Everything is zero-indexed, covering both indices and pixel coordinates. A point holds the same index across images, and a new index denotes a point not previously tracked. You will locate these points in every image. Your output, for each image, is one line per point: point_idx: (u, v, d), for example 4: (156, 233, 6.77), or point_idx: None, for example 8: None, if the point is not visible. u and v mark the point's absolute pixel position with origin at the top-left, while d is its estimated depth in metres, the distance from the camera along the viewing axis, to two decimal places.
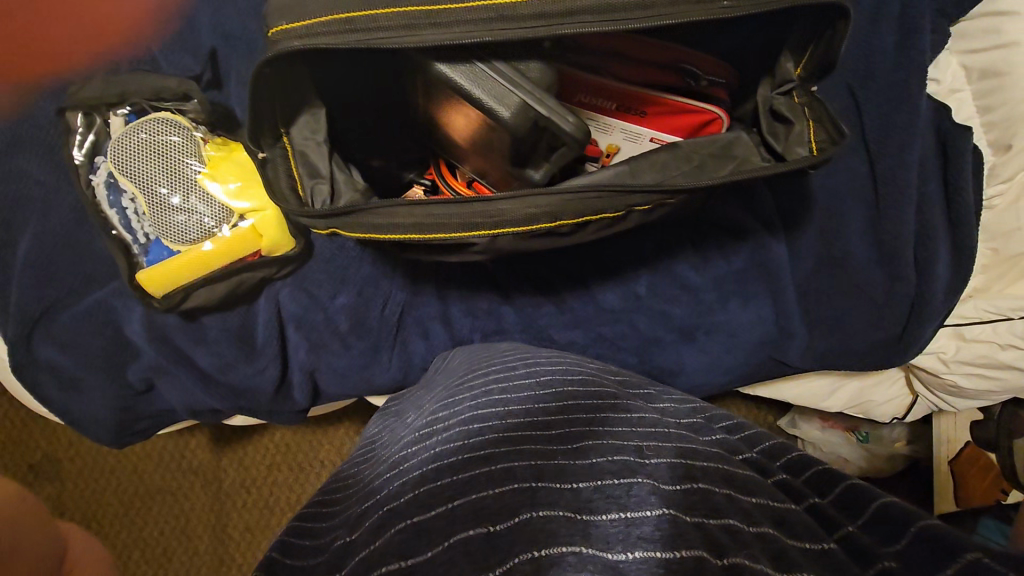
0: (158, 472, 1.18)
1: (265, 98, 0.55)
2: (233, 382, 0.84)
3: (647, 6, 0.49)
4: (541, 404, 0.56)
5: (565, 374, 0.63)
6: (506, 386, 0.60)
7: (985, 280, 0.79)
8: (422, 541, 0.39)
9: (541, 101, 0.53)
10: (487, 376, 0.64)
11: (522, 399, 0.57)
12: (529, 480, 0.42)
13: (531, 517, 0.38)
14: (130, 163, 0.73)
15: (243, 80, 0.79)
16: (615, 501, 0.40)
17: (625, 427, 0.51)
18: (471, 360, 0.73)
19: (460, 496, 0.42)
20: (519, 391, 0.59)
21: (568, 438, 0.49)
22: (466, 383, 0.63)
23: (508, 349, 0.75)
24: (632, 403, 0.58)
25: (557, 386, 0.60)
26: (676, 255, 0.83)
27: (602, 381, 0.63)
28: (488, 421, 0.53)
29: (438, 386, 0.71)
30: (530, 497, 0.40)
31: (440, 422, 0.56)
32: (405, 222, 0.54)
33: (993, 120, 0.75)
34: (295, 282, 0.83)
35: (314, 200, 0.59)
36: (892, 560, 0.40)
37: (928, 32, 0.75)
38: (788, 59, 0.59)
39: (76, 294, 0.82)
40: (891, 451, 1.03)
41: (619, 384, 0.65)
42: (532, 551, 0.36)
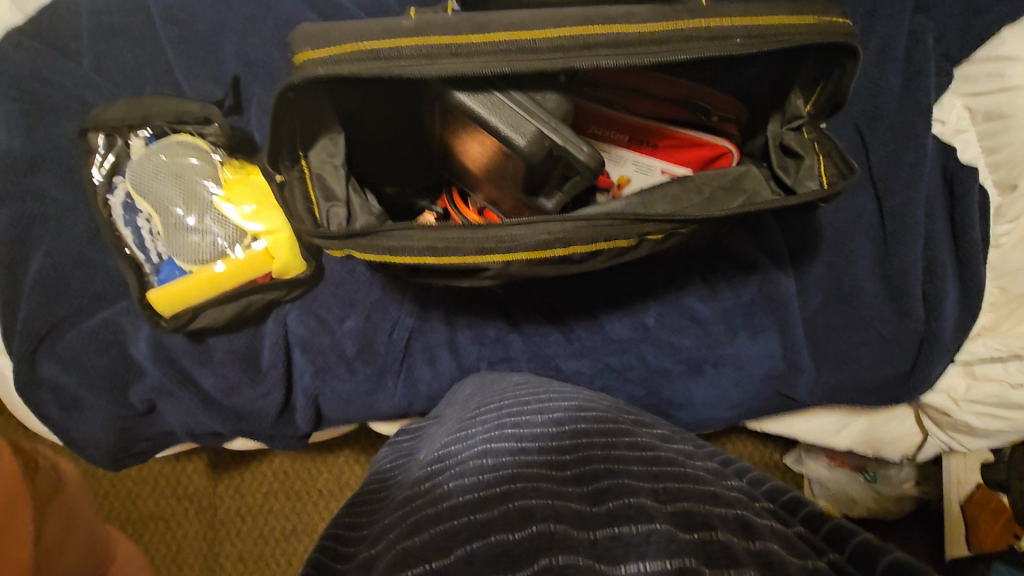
0: (153, 496, 1.15)
1: (284, 124, 0.56)
2: (236, 405, 0.84)
3: (663, 42, 0.50)
4: (556, 440, 0.55)
5: (578, 407, 0.63)
6: (519, 418, 0.60)
7: (993, 319, 0.79)
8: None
9: (556, 130, 0.54)
10: (500, 407, 0.63)
11: (537, 432, 0.56)
12: (547, 522, 0.42)
13: (549, 564, 0.38)
14: (149, 185, 0.75)
15: (264, 107, 0.81)
16: (633, 551, 0.40)
17: (641, 468, 0.50)
18: (486, 388, 0.72)
19: (478, 538, 0.41)
20: (534, 422, 0.58)
21: (585, 477, 0.49)
22: (478, 415, 0.63)
23: (520, 380, 0.74)
24: (647, 440, 0.57)
25: (571, 418, 0.59)
26: (684, 286, 0.83)
27: (616, 415, 0.63)
28: (503, 455, 0.52)
29: (449, 416, 0.70)
30: (549, 541, 0.40)
31: (453, 456, 0.55)
32: (418, 246, 0.55)
33: (998, 160, 0.76)
34: (304, 305, 0.83)
35: (329, 224, 0.60)
36: None
37: (931, 75, 0.76)
38: (798, 96, 0.61)
39: (84, 311, 0.82)
40: (900, 492, 1.01)
41: (633, 419, 0.64)
42: None
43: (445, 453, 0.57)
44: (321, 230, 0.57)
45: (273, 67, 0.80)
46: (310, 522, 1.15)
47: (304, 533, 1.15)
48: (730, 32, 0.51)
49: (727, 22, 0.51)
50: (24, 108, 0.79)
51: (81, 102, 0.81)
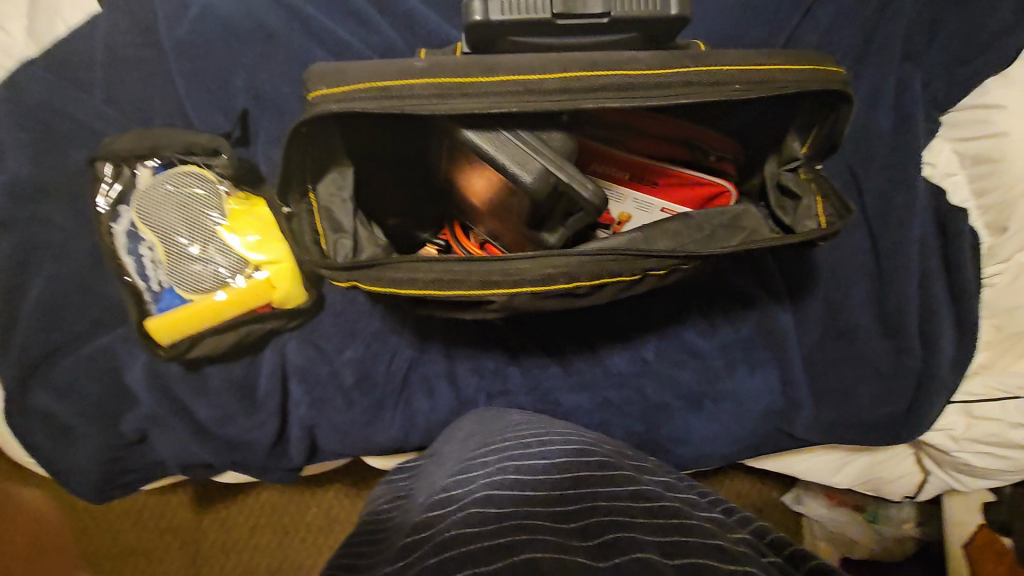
0: (135, 530, 1.12)
1: (295, 158, 0.57)
2: (229, 435, 0.82)
3: (665, 86, 0.53)
4: (558, 488, 0.55)
5: (579, 451, 0.62)
6: (520, 463, 0.58)
7: (989, 357, 0.79)
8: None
9: (561, 168, 0.55)
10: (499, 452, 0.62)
11: (539, 480, 0.56)
12: None
13: None
14: (154, 214, 0.75)
15: (271, 140, 0.83)
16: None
17: (645, 520, 0.50)
18: (487, 428, 0.72)
19: None
20: (536, 469, 0.57)
21: (588, 529, 0.48)
22: (478, 457, 0.62)
23: (520, 419, 0.73)
24: (649, 487, 0.56)
25: (573, 464, 0.59)
26: (683, 320, 0.84)
27: (617, 461, 0.62)
28: (505, 505, 0.51)
29: (448, 458, 0.68)
30: None
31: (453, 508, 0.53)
32: (426, 279, 0.55)
33: (988, 203, 0.78)
34: (303, 334, 0.83)
35: (337, 255, 0.61)
36: None
37: (921, 120, 0.79)
38: (794, 139, 0.63)
39: (81, 338, 0.81)
40: (901, 533, 1.01)
41: (635, 464, 0.64)
42: None
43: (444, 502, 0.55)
44: (329, 261, 0.58)
45: (282, 101, 0.82)
46: (298, 559, 1.12)
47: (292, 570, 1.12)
48: (730, 78, 0.53)
49: (727, 68, 0.53)
50: (33, 136, 0.81)
51: (91, 131, 0.82)
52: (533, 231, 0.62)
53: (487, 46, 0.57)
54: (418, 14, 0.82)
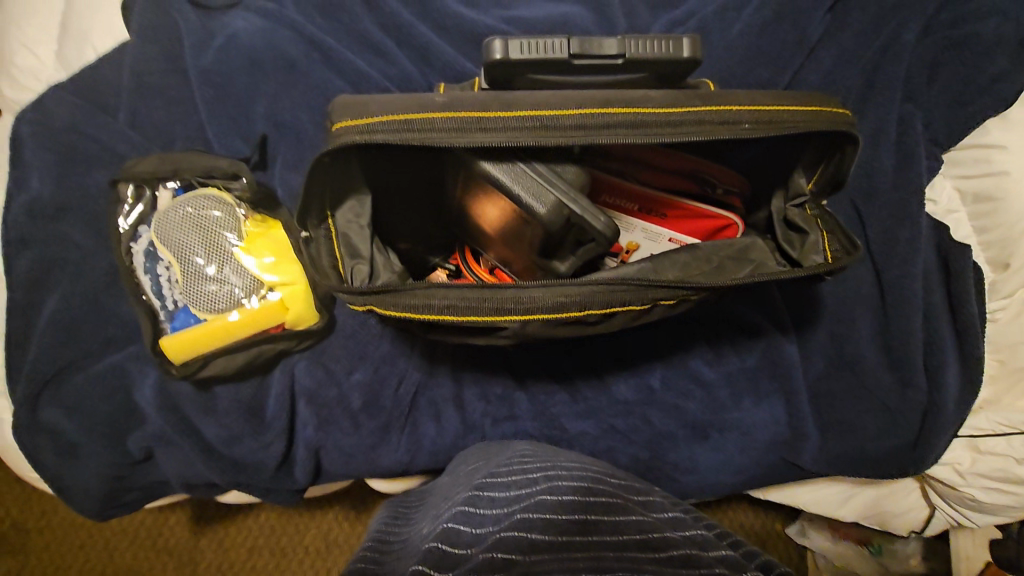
0: (131, 550, 1.11)
1: (316, 186, 0.59)
2: (235, 455, 0.82)
3: (677, 124, 0.54)
4: (565, 527, 0.54)
5: (588, 489, 0.61)
6: (530, 502, 0.57)
7: (993, 392, 0.80)
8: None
9: (575, 200, 0.57)
10: (507, 491, 0.61)
11: (546, 517, 0.55)
12: None
13: None
14: (172, 234, 0.77)
15: (288, 165, 0.85)
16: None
17: (655, 565, 0.49)
18: (493, 460, 0.71)
19: None
20: (543, 505, 0.57)
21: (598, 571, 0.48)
22: (485, 492, 0.61)
23: (526, 450, 0.73)
24: (657, 529, 0.56)
25: (580, 501, 0.58)
26: (689, 349, 0.85)
27: (625, 500, 0.61)
28: (512, 548, 0.50)
29: (453, 489, 0.68)
30: None
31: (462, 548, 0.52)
32: (440, 305, 0.56)
33: (989, 240, 0.80)
34: (313, 356, 0.84)
35: (352, 280, 0.62)
36: None
37: (923, 158, 0.81)
38: (801, 174, 0.65)
39: (94, 356, 0.82)
40: (906, 568, 0.99)
41: (641, 501, 0.63)
42: None
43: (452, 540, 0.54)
44: (346, 286, 0.59)
45: (301, 128, 0.84)
46: None
47: None
48: (739, 117, 0.55)
49: (738, 107, 0.55)
50: (57, 157, 0.83)
51: (115, 154, 0.85)
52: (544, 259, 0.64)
53: (505, 82, 0.59)
54: (434, 47, 0.85)
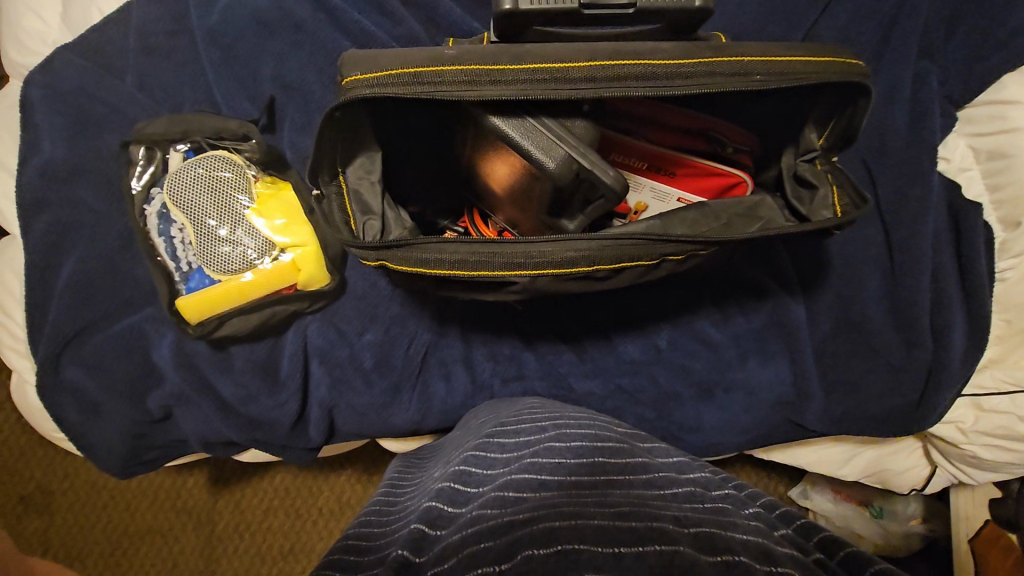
0: (152, 510, 1.15)
1: (328, 143, 0.59)
2: (252, 413, 0.84)
3: (688, 76, 0.54)
4: (574, 467, 0.56)
5: (596, 436, 0.63)
6: (539, 446, 0.60)
7: (999, 352, 0.80)
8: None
9: (583, 155, 0.57)
10: (517, 437, 0.63)
11: (555, 459, 0.57)
12: (572, 542, 0.43)
13: None
14: (184, 195, 0.77)
15: (297, 127, 0.85)
16: (656, 566, 0.41)
17: (660, 501, 0.52)
18: (505, 413, 0.73)
19: (505, 560, 0.42)
20: (552, 450, 0.59)
21: (606, 504, 0.50)
22: (496, 439, 0.63)
23: (534, 405, 0.76)
24: (662, 472, 0.58)
25: (588, 446, 0.60)
26: (696, 310, 0.85)
27: (632, 447, 0.63)
28: (524, 487, 0.52)
29: (464, 440, 0.70)
30: (572, 559, 0.41)
31: (475, 487, 0.55)
32: (451, 259, 0.57)
33: (1002, 198, 0.79)
34: (325, 317, 0.85)
35: (364, 235, 0.63)
36: None
37: (937, 116, 0.80)
38: (813, 130, 0.64)
39: (111, 317, 0.84)
40: (907, 529, 1.01)
41: (647, 448, 0.66)
42: None
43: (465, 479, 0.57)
44: (358, 240, 0.60)
45: (308, 88, 0.84)
46: (309, 542, 1.14)
47: (303, 553, 1.14)
48: (751, 68, 0.55)
49: (749, 58, 0.55)
50: (68, 121, 0.83)
51: (124, 116, 0.85)
52: (550, 218, 0.64)
53: (515, 34, 0.58)
54: (441, 5, 0.84)
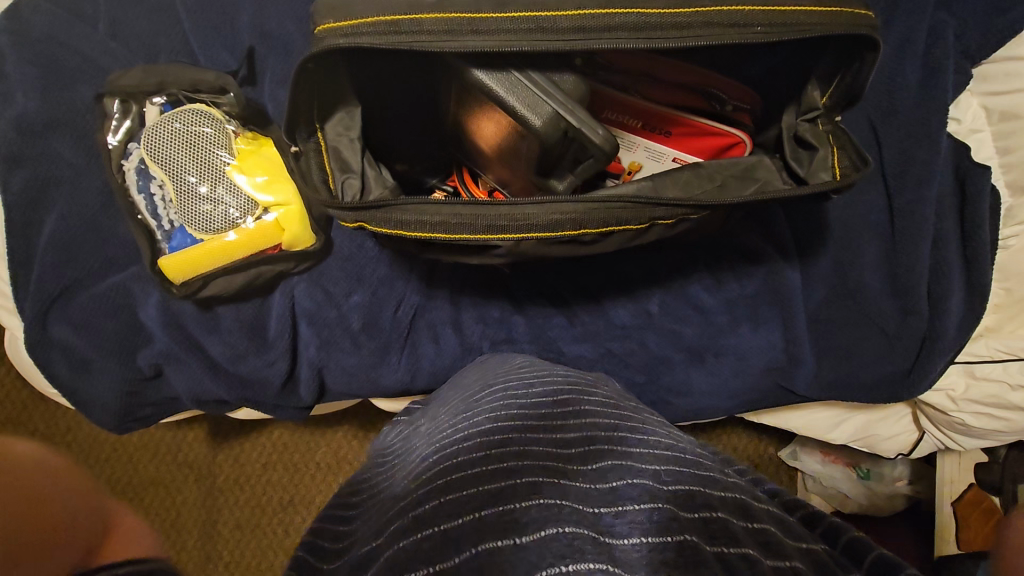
0: (153, 464, 1.17)
1: (304, 96, 0.57)
2: (241, 373, 0.84)
3: (684, 26, 0.51)
4: (559, 423, 0.56)
5: (581, 395, 0.63)
6: (523, 403, 0.59)
7: (996, 320, 0.79)
8: (456, 545, 0.38)
9: (572, 112, 0.54)
10: (501, 395, 0.63)
11: (540, 417, 0.57)
12: (555, 496, 0.41)
13: (559, 531, 0.38)
14: (162, 151, 0.74)
15: (279, 79, 0.81)
16: (637, 524, 0.41)
17: (644, 456, 0.51)
18: (492, 372, 0.73)
19: (488, 507, 0.41)
20: (537, 409, 0.58)
21: (589, 458, 0.49)
22: (482, 399, 0.63)
23: (521, 364, 0.75)
24: (646, 430, 0.58)
25: (574, 404, 0.60)
26: (689, 274, 0.84)
27: (617, 405, 0.63)
28: (508, 439, 0.52)
29: (451, 398, 0.70)
30: (556, 510, 0.40)
31: (455, 441, 0.55)
32: (433, 222, 0.55)
33: (1012, 161, 0.76)
34: (311, 277, 0.84)
35: (344, 194, 0.61)
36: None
37: (950, 72, 0.76)
38: (816, 87, 0.61)
39: (95, 275, 0.83)
40: (893, 491, 1.02)
41: (633, 407, 0.65)
42: (560, 566, 0.35)
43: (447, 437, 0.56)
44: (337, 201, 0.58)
45: (290, 38, 0.80)
46: (306, 495, 1.17)
47: (300, 505, 1.17)
48: (751, 19, 0.51)
49: (750, 9, 0.51)
50: (41, 69, 0.80)
51: (98, 66, 0.81)
52: (537, 177, 0.62)
53: None
54: None
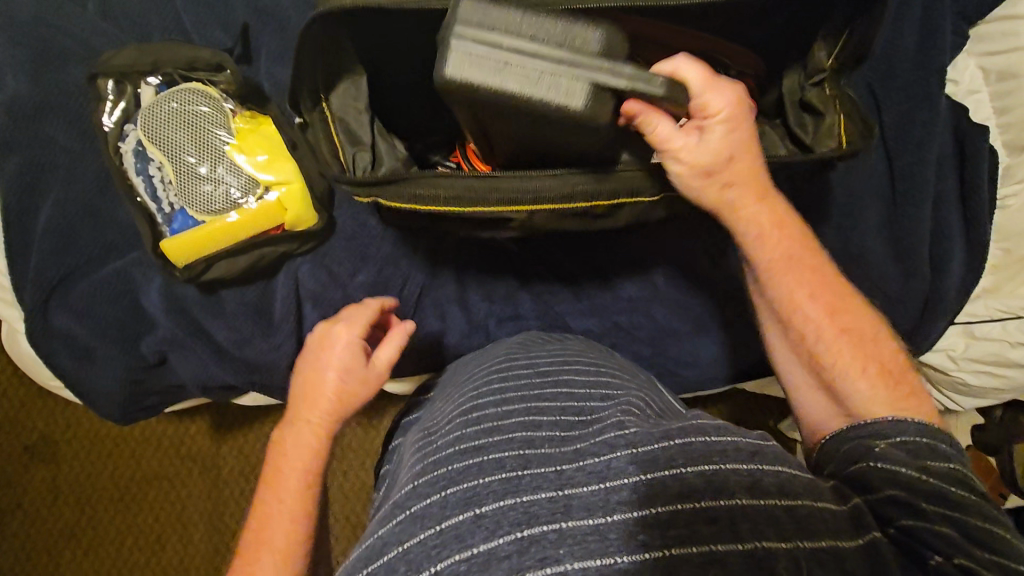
0: (157, 456, 1.17)
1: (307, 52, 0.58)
2: (247, 356, 0.83)
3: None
4: (536, 392, 0.57)
5: (567, 370, 0.63)
6: (501, 380, 0.60)
7: (994, 281, 0.80)
8: (421, 523, 0.42)
9: (609, 69, 0.49)
10: (488, 369, 0.65)
11: (519, 388, 0.58)
12: (516, 470, 0.44)
13: (515, 501, 0.41)
14: (160, 132, 0.74)
15: (275, 57, 0.80)
16: (594, 473, 0.43)
17: (613, 411, 0.53)
18: (480, 354, 0.74)
19: (453, 484, 0.44)
20: (517, 380, 0.60)
21: (559, 426, 0.51)
22: (468, 380, 0.65)
23: (516, 340, 0.75)
24: (624, 390, 0.59)
25: (555, 374, 0.61)
26: (694, 245, 0.84)
27: (601, 368, 0.65)
28: (484, 412, 0.53)
29: (443, 386, 0.72)
30: (514, 483, 0.43)
31: (439, 421, 0.57)
32: (445, 194, 0.59)
33: (1009, 121, 0.77)
34: (315, 259, 0.83)
35: (355, 168, 0.64)
36: (910, 516, 0.42)
37: (948, 34, 0.77)
38: (822, 49, 0.64)
39: (95, 262, 0.82)
40: None
41: (618, 368, 0.67)
42: (515, 532, 0.39)
43: (425, 427, 0.58)
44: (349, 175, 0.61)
45: (288, 15, 0.79)
46: None
47: None
48: None
49: None
50: (31, 53, 0.78)
51: (89, 47, 0.79)
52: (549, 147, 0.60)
53: None
54: None
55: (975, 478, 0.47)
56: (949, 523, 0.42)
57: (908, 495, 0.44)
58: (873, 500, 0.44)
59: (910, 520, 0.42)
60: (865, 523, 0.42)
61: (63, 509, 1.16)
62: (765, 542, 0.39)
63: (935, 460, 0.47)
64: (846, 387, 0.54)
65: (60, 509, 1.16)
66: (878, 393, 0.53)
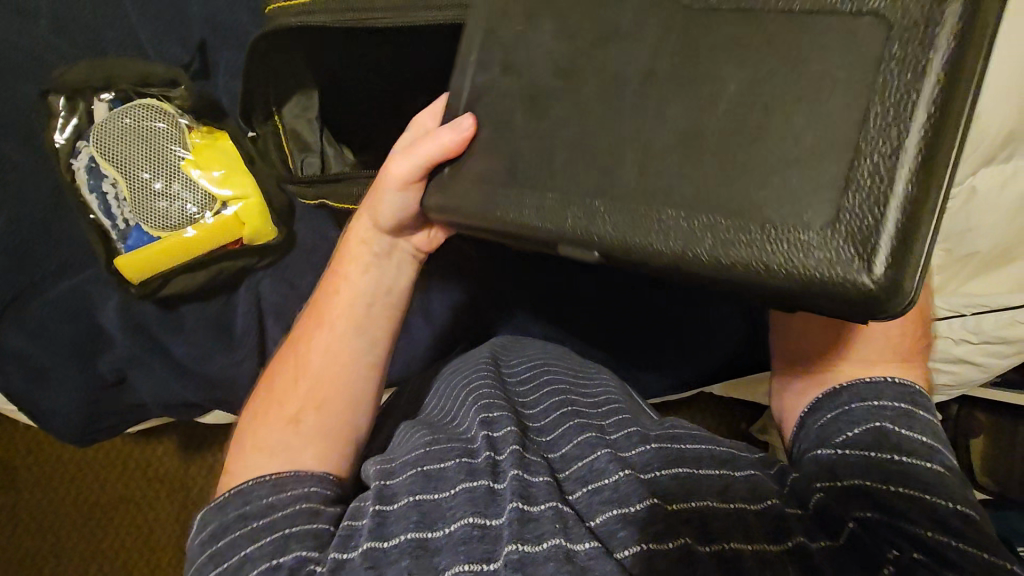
0: (120, 478, 1.14)
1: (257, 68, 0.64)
2: (207, 373, 0.82)
3: None
4: (523, 397, 0.60)
5: (546, 372, 0.65)
6: (488, 374, 0.63)
7: (941, 280, 0.83)
8: (436, 484, 0.44)
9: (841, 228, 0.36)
10: (483, 362, 0.67)
11: (506, 391, 0.61)
12: (519, 447, 0.47)
13: (519, 474, 0.44)
14: (114, 148, 0.73)
15: (232, 72, 0.80)
16: (579, 478, 0.46)
17: (594, 409, 0.55)
18: (452, 359, 0.76)
19: (467, 454, 0.47)
20: (504, 383, 0.62)
21: (543, 429, 0.53)
22: (457, 373, 0.67)
23: (496, 343, 0.77)
24: (602, 389, 0.61)
25: (537, 376, 0.64)
26: None
27: (576, 368, 0.67)
28: (487, 396, 0.56)
29: (423, 387, 0.74)
30: (520, 459, 0.46)
31: (437, 419, 0.59)
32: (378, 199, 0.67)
33: None
34: (276, 272, 0.82)
35: (305, 171, 0.70)
36: (873, 510, 0.42)
37: None
38: None
39: (50, 280, 0.80)
40: None
41: (589, 367, 0.69)
42: (518, 504, 0.42)
43: (423, 421, 0.60)
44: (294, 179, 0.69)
45: (244, 32, 0.79)
46: None
47: None
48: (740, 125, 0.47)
49: None
50: None
51: (41, 64, 0.78)
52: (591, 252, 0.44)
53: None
54: None
55: (952, 454, 0.44)
56: (920, 515, 0.41)
57: (871, 484, 0.43)
58: (834, 492, 0.44)
59: (869, 512, 0.42)
60: (831, 521, 0.42)
61: (23, 536, 1.13)
62: (732, 543, 0.41)
63: (910, 431, 0.44)
64: (880, 329, 0.51)
65: (19, 536, 1.13)
66: (901, 345, 0.51)
